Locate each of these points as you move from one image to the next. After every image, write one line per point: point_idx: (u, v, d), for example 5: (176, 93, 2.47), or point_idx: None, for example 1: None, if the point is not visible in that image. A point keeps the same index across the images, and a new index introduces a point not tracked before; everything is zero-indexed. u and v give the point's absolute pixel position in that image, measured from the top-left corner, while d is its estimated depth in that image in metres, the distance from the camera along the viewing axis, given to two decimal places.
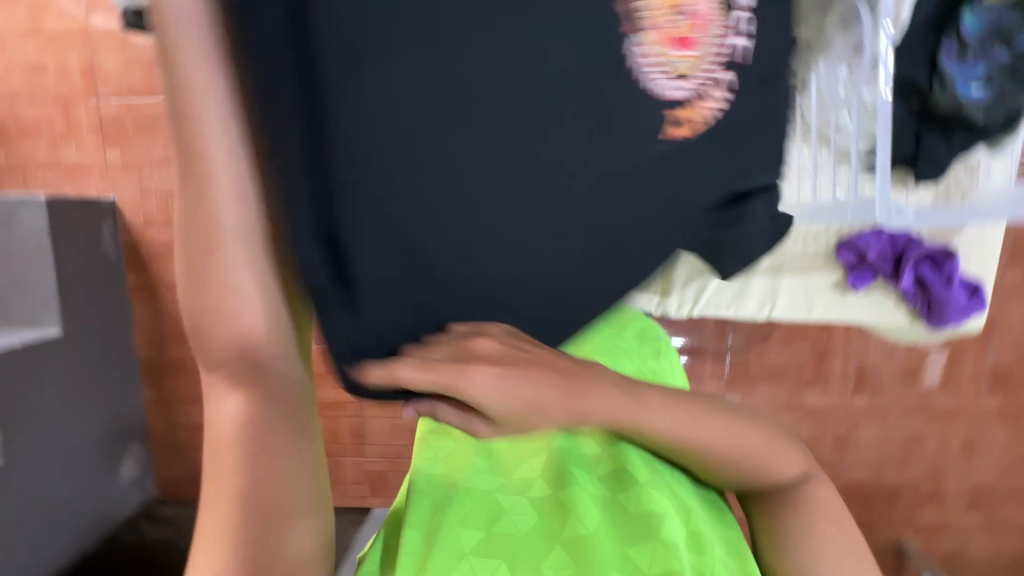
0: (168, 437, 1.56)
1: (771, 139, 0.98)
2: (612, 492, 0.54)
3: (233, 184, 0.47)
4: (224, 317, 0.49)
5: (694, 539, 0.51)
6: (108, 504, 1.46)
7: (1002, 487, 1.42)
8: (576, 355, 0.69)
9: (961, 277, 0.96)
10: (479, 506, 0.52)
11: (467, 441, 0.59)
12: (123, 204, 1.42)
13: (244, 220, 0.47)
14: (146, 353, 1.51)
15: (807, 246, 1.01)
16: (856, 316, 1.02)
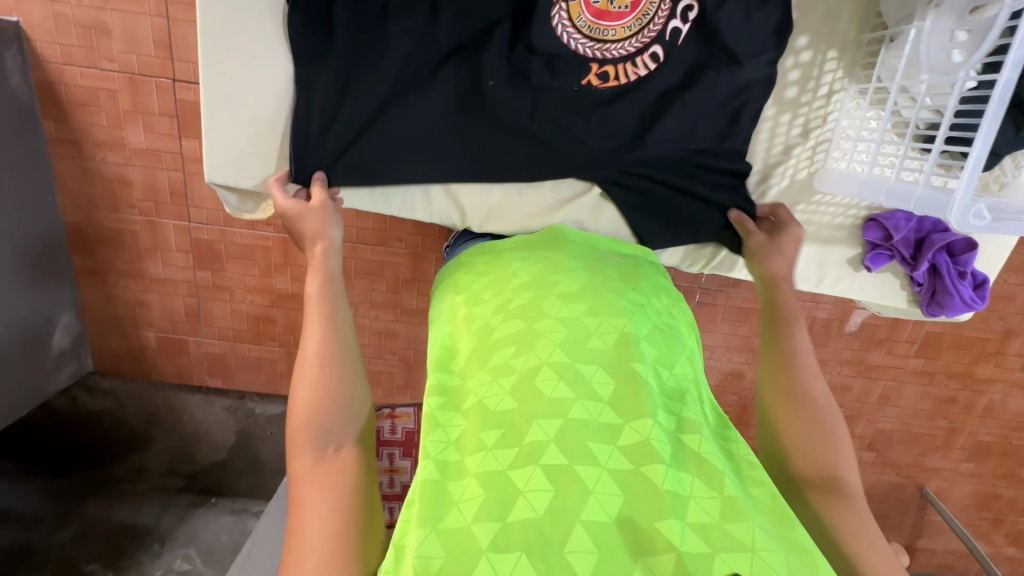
0: (103, 311, 1.43)
1: (832, 95, 0.92)
2: (635, 465, 0.52)
3: (336, 359, 0.73)
4: (319, 422, 0.67)
5: (741, 506, 0.51)
6: (39, 374, 1.38)
7: (900, 433, 1.60)
8: (599, 309, 0.66)
9: (972, 271, 0.98)
10: (493, 492, 0.50)
11: (488, 409, 0.57)
12: (31, 30, 1.15)
13: (342, 371, 0.73)
14: (73, 217, 1.33)
15: (836, 218, 1.00)
16: (858, 294, 1.04)
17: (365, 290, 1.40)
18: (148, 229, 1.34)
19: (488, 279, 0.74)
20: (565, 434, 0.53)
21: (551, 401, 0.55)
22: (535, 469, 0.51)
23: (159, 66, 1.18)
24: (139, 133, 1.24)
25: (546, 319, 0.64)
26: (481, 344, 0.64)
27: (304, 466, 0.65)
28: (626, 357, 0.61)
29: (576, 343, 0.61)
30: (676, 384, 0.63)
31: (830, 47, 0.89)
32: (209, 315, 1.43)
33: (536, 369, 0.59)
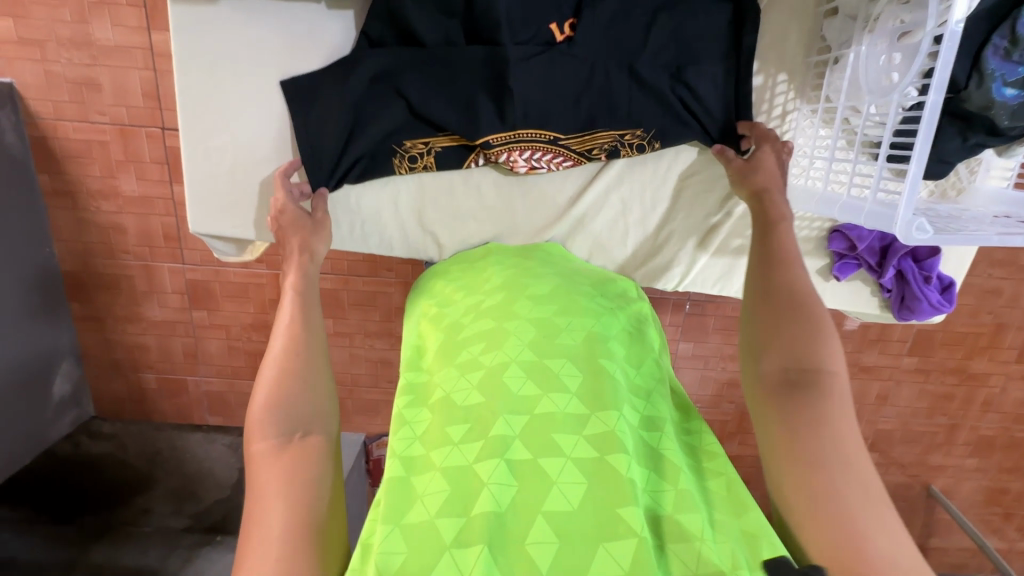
0: (103, 356, 1.46)
1: (786, 115, 0.95)
2: (599, 454, 0.53)
3: (299, 339, 0.74)
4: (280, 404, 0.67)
5: (692, 498, 0.53)
6: (41, 422, 1.41)
7: (901, 432, 1.60)
8: (567, 308, 0.69)
9: (938, 274, 1.00)
10: (456, 486, 0.51)
11: (454, 408, 0.58)
12: (25, 90, 1.19)
13: (308, 355, 0.73)
14: (71, 266, 1.36)
15: (802, 231, 1.02)
16: (833, 303, 1.05)
17: (359, 321, 1.42)
18: (144, 274, 1.36)
19: (459, 285, 0.76)
20: (530, 428, 0.55)
21: (517, 397, 0.57)
22: (498, 461, 0.52)
23: (149, 117, 1.22)
24: (132, 181, 1.27)
25: (514, 318, 0.66)
26: (450, 343, 0.66)
27: (266, 451, 0.64)
28: (593, 353, 0.63)
29: (544, 340, 0.63)
30: (642, 380, 0.65)
31: (779, 71, 0.92)
32: (206, 353, 1.45)
33: (504, 365, 0.60)
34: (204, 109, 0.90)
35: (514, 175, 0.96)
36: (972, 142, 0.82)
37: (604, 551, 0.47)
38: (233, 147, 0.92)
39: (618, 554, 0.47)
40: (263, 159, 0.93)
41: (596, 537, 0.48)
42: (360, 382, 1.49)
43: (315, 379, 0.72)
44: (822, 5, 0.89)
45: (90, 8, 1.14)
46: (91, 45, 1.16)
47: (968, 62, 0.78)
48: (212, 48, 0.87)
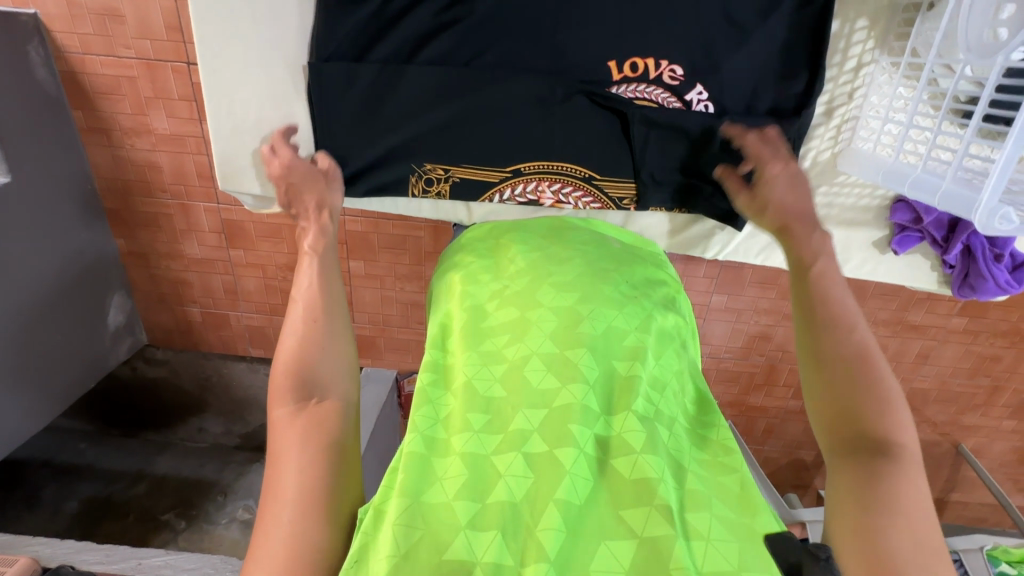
0: (151, 289, 1.53)
1: (860, 70, 0.89)
2: (603, 456, 0.54)
3: (332, 283, 0.75)
4: (312, 357, 0.67)
5: (702, 497, 0.53)
6: (100, 349, 1.51)
7: (937, 392, 1.56)
8: (591, 292, 0.68)
9: (1010, 253, 0.94)
10: (473, 472, 0.52)
11: (473, 396, 0.58)
12: (49, 21, 1.16)
13: (339, 304, 0.74)
14: (113, 204, 1.40)
15: (862, 200, 0.97)
16: (886, 278, 1.02)
17: (389, 264, 1.43)
18: (181, 212, 1.39)
19: (488, 264, 0.75)
20: (548, 421, 0.55)
21: (538, 390, 0.58)
22: (516, 454, 0.53)
23: (174, 51, 1.18)
24: (163, 119, 1.26)
25: (538, 306, 0.66)
26: (473, 327, 0.65)
27: (283, 416, 0.63)
28: (609, 350, 0.62)
29: (567, 329, 0.63)
30: (660, 373, 0.63)
31: (859, 15, 0.86)
32: (245, 291, 1.50)
33: (525, 359, 0.60)
34: (220, 57, 0.87)
35: (549, 132, 0.92)
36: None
37: (608, 549, 0.49)
38: (257, 100, 0.90)
39: (620, 553, 0.48)
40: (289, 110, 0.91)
41: (601, 536, 0.49)
42: (392, 322, 1.53)
43: (346, 342, 0.71)
44: None
45: None
46: None
47: None
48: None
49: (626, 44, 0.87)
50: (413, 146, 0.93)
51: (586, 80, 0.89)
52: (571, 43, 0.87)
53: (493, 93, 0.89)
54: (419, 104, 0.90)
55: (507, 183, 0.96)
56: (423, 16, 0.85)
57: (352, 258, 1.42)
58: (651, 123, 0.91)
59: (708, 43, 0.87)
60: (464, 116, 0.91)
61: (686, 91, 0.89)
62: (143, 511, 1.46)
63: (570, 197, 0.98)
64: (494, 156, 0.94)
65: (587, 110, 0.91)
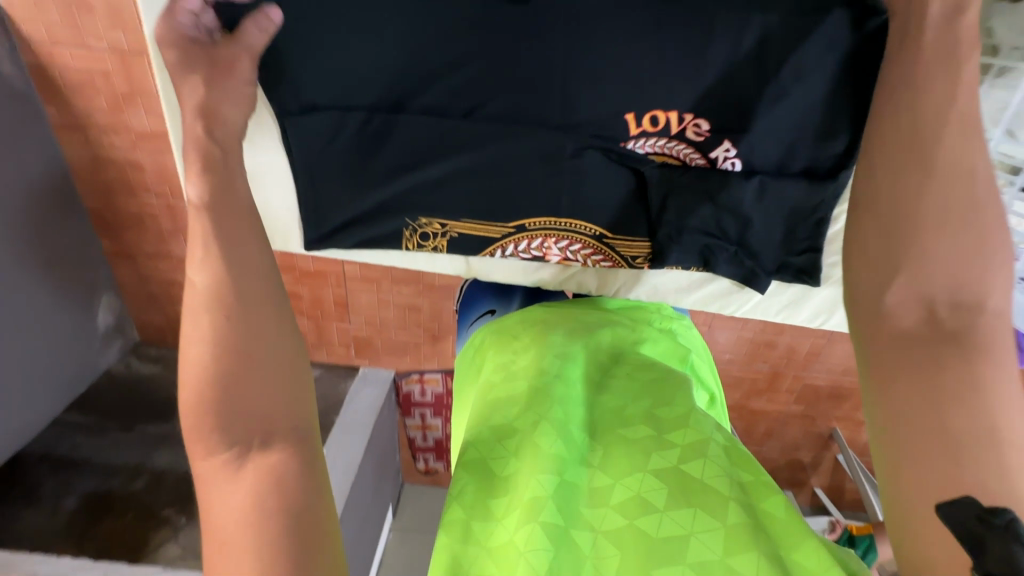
0: (140, 289, 1.48)
1: None
2: (631, 518, 0.52)
3: (240, 254, 0.63)
4: (231, 383, 0.58)
5: (743, 536, 0.49)
6: (91, 351, 1.48)
7: None
8: None
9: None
10: (495, 562, 0.51)
11: (488, 484, 0.57)
12: (11, 9, 1.07)
13: (256, 295, 0.62)
14: (95, 203, 1.33)
15: None
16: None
17: (385, 268, 1.38)
18: (167, 212, 1.32)
19: (504, 335, 0.74)
20: (561, 487, 0.53)
21: (546, 453, 0.55)
22: (534, 525, 0.50)
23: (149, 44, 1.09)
24: (142, 116, 1.18)
25: (545, 364, 0.64)
26: (484, 404, 0.65)
27: (217, 467, 0.55)
28: (617, 412, 0.61)
29: (571, 385, 0.61)
30: (673, 405, 0.60)
31: None
32: None
33: (535, 421, 0.58)
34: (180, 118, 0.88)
35: (558, 186, 0.87)
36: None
37: None
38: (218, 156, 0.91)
39: None
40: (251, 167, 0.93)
41: None
42: (389, 325, 1.49)
43: (272, 341, 0.61)
44: None
45: None
46: None
47: None
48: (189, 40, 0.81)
49: (644, 91, 0.79)
50: (416, 198, 0.90)
51: (597, 126, 0.83)
52: (582, 84, 0.79)
53: (495, 148, 0.85)
54: (422, 155, 0.86)
55: (516, 236, 0.93)
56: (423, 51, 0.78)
57: (346, 261, 1.37)
58: (670, 181, 0.86)
59: (728, 95, 0.79)
60: (466, 167, 0.87)
61: (705, 146, 0.83)
62: (143, 508, 1.38)
63: (580, 253, 0.94)
64: (497, 211, 0.90)
65: (595, 164, 0.86)
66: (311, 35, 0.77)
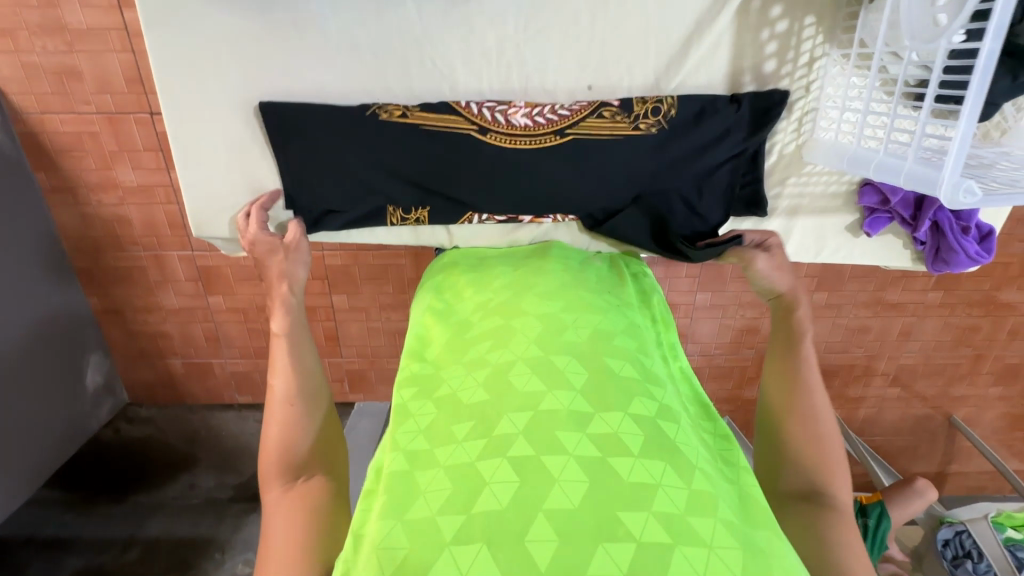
0: (128, 345, 1.48)
1: (813, 62, 0.84)
2: (602, 454, 0.53)
3: (301, 336, 0.81)
4: (294, 433, 0.74)
5: (705, 501, 0.51)
6: (80, 413, 1.46)
7: (924, 366, 1.59)
8: (574, 305, 0.71)
9: (976, 224, 0.91)
10: (459, 483, 0.52)
11: (454, 411, 0.59)
12: (4, 84, 1.15)
13: (313, 369, 0.79)
14: (82, 263, 1.36)
15: (830, 187, 0.93)
16: (862, 261, 0.98)
17: (373, 295, 1.42)
18: (155, 263, 1.36)
19: (475, 279, 0.80)
20: (534, 425, 0.55)
21: (522, 394, 0.58)
22: (501, 460, 0.52)
23: (135, 103, 1.17)
24: (129, 171, 1.24)
25: (523, 315, 0.69)
26: (458, 339, 0.69)
27: (275, 499, 0.70)
28: (597, 352, 0.64)
29: (550, 337, 0.66)
30: (650, 372, 0.65)
31: (806, 12, 0.81)
32: (227, 336, 1.47)
33: (511, 364, 0.62)
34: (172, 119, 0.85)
35: (514, 152, 0.85)
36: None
37: (604, 552, 0.46)
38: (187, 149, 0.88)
39: (617, 555, 0.46)
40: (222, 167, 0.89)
41: (596, 536, 0.47)
42: (381, 353, 1.51)
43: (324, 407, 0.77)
44: None
45: None
46: (63, 30, 1.10)
47: None
48: (193, 48, 0.81)
49: (582, 47, 0.82)
50: (369, 182, 0.88)
51: (552, 89, 0.85)
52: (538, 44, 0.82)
53: (441, 131, 0.84)
54: (365, 144, 0.85)
55: (476, 209, 0.90)
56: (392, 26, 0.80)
57: (334, 292, 1.41)
58: (613, 138, 0.85)
59: (654, 43, 0.82)
60: (427, 143, 0.85)
61: (631, 98, 0.85)
62: None
63: (548, 211, 0.91)
64: (463, 186, 0.88)
65: (540, 128, 0.84)
66: (272, 26, 0.80)
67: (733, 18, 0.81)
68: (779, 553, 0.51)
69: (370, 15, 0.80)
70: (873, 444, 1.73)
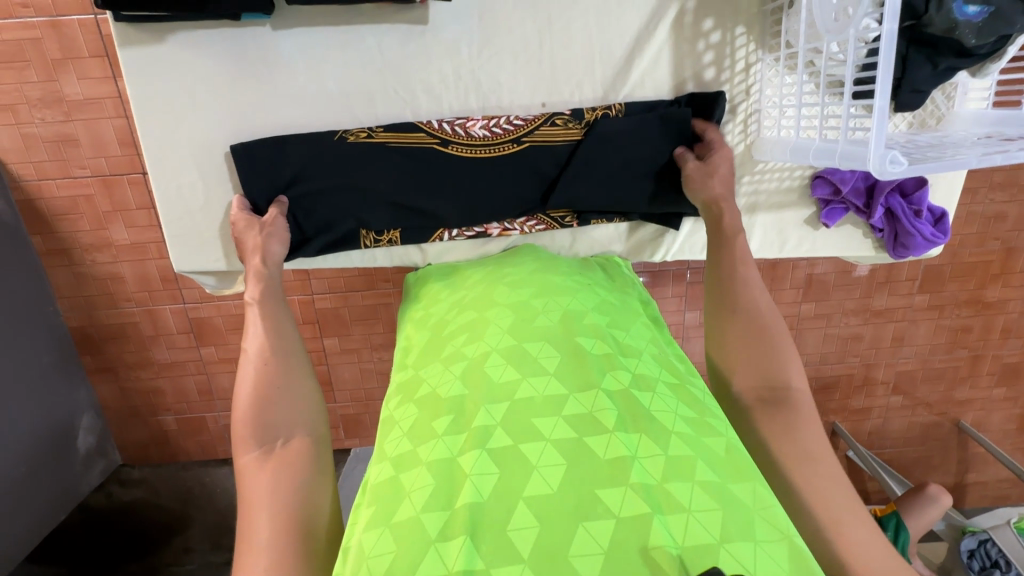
0: (120, 404, 1.48)
1: (749, 67, 0.89)
2: (578, 434, 0.54)
3: (276, 307, 0.81)
4: (271, 394, 0.71)
5: (681, 467, 0.53)
6: (70, 477, 1.42)
7: (923, 371, 1.57)
8: (547, 290, 0.73)
9: (928, 208, 0.94)
10: (442, 479, 0.52)
11: (435, 407, 0.59)
12: (5, 155, 1.21)
13: (292, 339, 0.78)
14: (77, 323, 1.38)
15: (784, 182, 0.96)
16: (824, 254, 0.99)
17: (364, 336, 1.42)
18: (147, 318, 1.38)
19: (450, 284, 0.82)
20: (511, 416, 0.56)
21: (499, 384, 0.59)
22: (481, 452, 0.53)
23: (128, 164, 1.23)
24: (122, 229, 1.28)
25: (497, 306, 0.70)
26: (436, 338, 0.70)
27: (249, 463, 0.65)
28: (570, 332, 0.65)
29: (523, 323, 0.67)
30: (624, 349, 0.66)
31: (735, 23, 0.87)
32: (220, 388, 1.46)
33: (486, 354, 0.63)
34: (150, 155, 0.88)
35: (478, 169, 0.89)
36: (943, 68, 0.75)
37: (586, 531, 0.48)
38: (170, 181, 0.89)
39: (598, 533, 0.47)
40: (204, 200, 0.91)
41: (577, 517, 0.48)
42: (375, 395, 1.50)
43: (301, 371, 0.75)
44: None
45: (55, 64, 1.15)
46: (61, 101, 1.17)
47: None
48: (163, 88, 0.85)
49: (531, 67, 0.88)
50: (343, 206, 0.90)
51: (507, 106, 0.90)
52: (490, 67, 0.87)
53: (406, 146, 0.88)
54: (332, 166, 0.88)
55: (447, 224, 0.93)
56: (350, 57, 0.86)
57: (325, 335, 1.42)
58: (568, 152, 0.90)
59: (597, 59, 0.88)
60: (396, 165, 0.89)
61: (582, 108, 0.90)
62: None
63: (516, 222, 0.94)
64: (436, 204, 0.91)
65: (499, 145, 0.89)
66: (241, 66, 0.85)
67: (668, 33, 0.87)
68: (759, 505, 0.52)
69: (336, 52, 0.85)
70: (884, 458, 1.68)
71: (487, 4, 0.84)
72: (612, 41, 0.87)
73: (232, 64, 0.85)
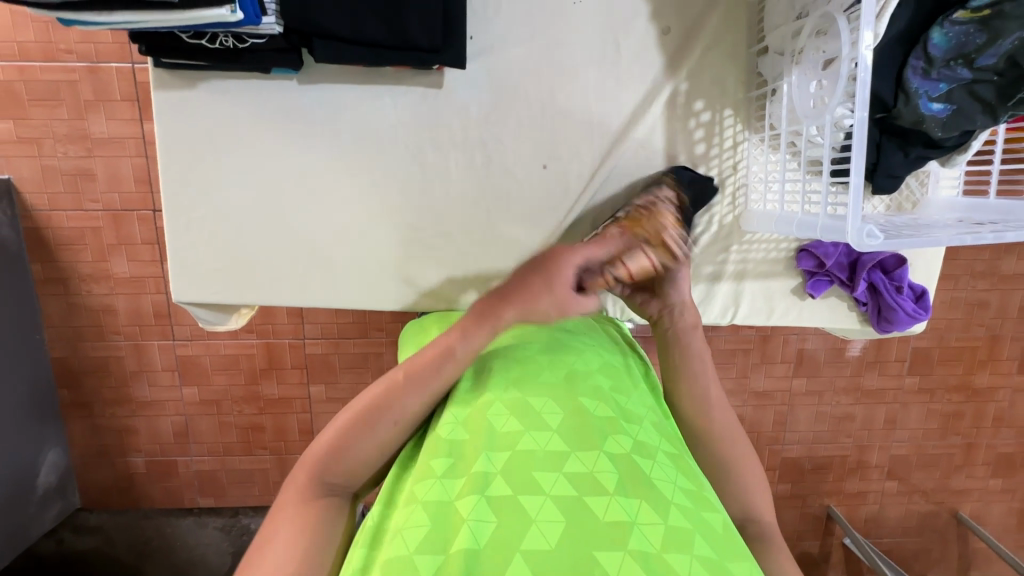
0: (90, 442, 1.42)
1: (737, 145, 0.96)
2: (579, 493, 0.54)
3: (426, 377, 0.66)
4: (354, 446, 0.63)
5: (680, 539, 0.52)
6: (22, 518, 1.33)
7: (917, 457, 1.55)
8: (551, 345, 0.74)
9: (909, 284, 0.97)
10: (438, 524, 0.52)
11: (435, 451, 0.60)
12: (21, 184, 1.25)
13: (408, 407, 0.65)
14: (61, 353, 1.36)
15: (771, 252, 0.99)
16: (812, 324, 1.01)
17: (352, 385, 1.40)
18: (134, 353, 1.36)
19: None
20: (511, 467, 0.56)
21: (501, 434, 0.59)
22: (479, 499, 0.53)
23: (140, 201, 1.27)
24: (123, 262, 1.30)
25: (501, 358, 0.71)
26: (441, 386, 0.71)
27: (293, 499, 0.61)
28: (574, 390, 0.66)
29: (527, 376, 0.67)
30: (625, 411, 0.67)
31: (724, 106, 0.94)
32: (197, 431, 1.42)
33: (488, 404, 0.63)
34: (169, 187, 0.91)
35: None
36: (913, 156, 0.81)
37: None
38: (184, 211, 0.92)
39: None
40: (214, 233, 0.93)
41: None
42: None
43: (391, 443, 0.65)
44: (754, 44, 0.92)
45: (87, 105, 1.22)
46: (86, 138, 1.23)
47: (891, 82, 0.79)
48: (189, 126, 0.90)
49: (535, 133, 0.94)
50: None
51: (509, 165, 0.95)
52: (497, 130, 0.93)
53: None
54: None
55: None
56: (366, 112, 0.92)
57: (312, 382, 1.39)
58: None
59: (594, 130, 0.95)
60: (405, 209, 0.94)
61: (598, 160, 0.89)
62: None
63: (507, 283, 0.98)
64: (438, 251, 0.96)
65: None
66: (263, 115, 0.91)
67: (662, 111, 0.94)
68: None
69: (351, 106, 0.91)
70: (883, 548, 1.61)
71: (498, 76, 0.92)
72: (612, 115, 0.94)
73: (256, 108, 0.90)
